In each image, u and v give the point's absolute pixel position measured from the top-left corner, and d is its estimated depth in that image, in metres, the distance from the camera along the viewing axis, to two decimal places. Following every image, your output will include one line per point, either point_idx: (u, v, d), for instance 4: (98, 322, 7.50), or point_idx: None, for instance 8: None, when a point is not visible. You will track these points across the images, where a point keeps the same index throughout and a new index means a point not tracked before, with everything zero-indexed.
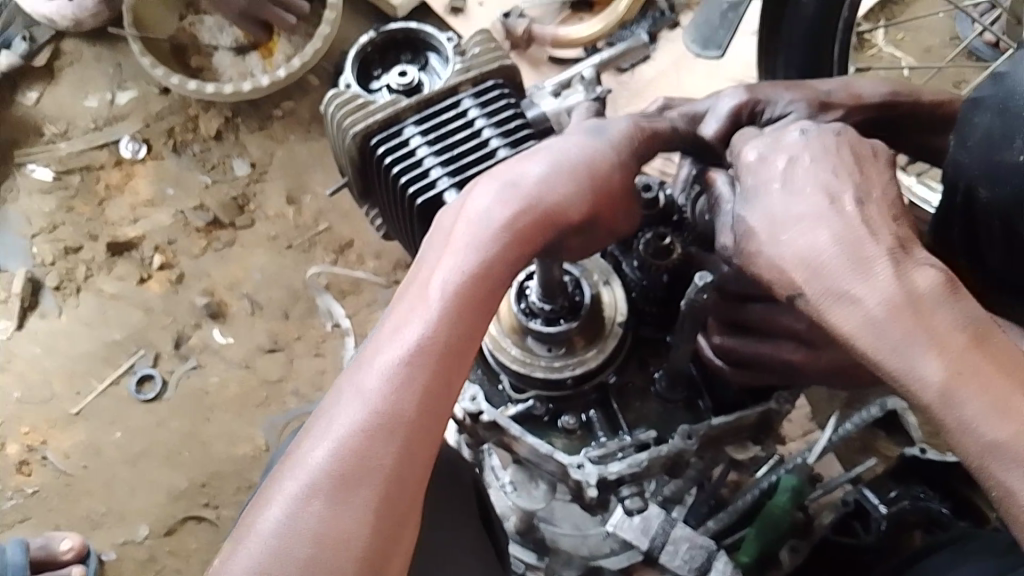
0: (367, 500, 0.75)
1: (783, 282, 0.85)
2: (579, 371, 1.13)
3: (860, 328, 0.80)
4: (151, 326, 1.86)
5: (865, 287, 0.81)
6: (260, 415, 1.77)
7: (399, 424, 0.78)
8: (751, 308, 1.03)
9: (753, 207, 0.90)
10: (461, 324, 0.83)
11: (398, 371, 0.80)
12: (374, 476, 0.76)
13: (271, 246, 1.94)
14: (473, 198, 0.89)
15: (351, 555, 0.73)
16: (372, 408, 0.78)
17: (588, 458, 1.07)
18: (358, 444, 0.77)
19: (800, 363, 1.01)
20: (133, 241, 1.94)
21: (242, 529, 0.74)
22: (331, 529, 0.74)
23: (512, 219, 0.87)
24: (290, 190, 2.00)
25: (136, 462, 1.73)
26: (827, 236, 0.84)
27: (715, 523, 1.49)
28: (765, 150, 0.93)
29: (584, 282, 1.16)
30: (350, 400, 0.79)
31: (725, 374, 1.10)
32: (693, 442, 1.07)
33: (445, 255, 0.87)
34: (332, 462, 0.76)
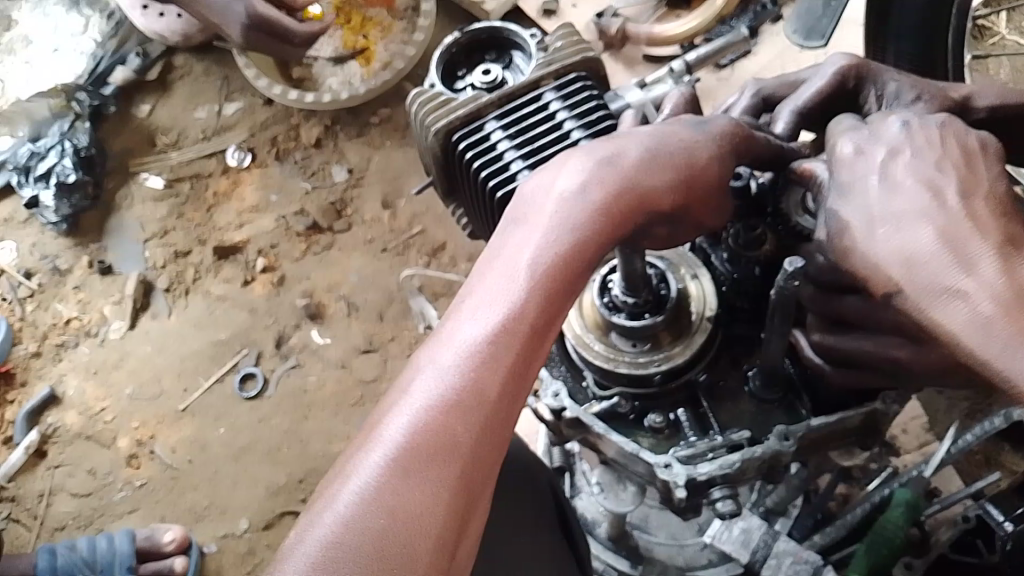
0: (447, 479, 0.73)
1: (878, 279, 0.80)
2: (666, 367, 1.07)
3: (964, 327, 0.74)
4: (255, 327, 1.92)
5: (969, 284, 0.75)
6: (356, 414, 1.80)
7: (479, 405, 0.76)
8: (847, 301, 0.94)
9: (847, 201, 0.84)
10: (545, 306, 0.81)
11: (480, 345, 0.79)
12: (456, 455, 0.74)
13: (368, 249, 1.97)
14: (561, 177, 0.86)
15: (426, 532, 0.71)
16: (453, 382, 0.77)
17: (676, 458, 1.02)
18: (439, 423, 0.75)
19: (907, 363, 0.91)
20: (238, 245, 2.02)
21: (319, 499, 0.73)
22: (410, 505, 0.72)
23: (605, 201, 0.84)
24: (386, 195, 2.03)
25: (238, 458, 1.79)
26: (928, 231, 0.78)
27: (821, 539, 1.42)
28: (861, 139, 0.86)
29: (670, 275, 1.10)
30: (430, 373, 0.78)
31: (826, 373, 1.03)
32: (791, 443, 1.01)
33: (531, 233, 0.84)
34: (411, 435, 0.75)
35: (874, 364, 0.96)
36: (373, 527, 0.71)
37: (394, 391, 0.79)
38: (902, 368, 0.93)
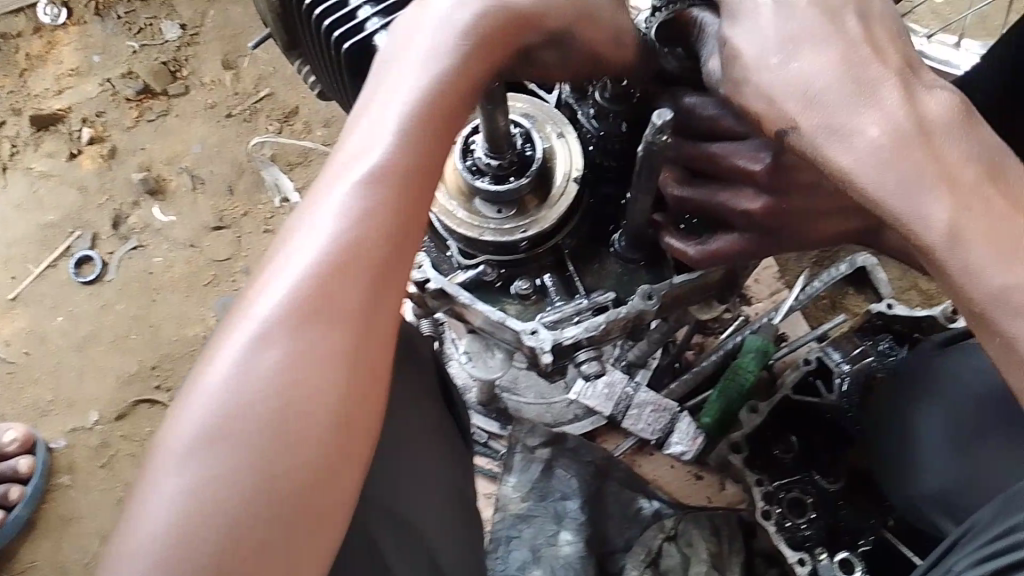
0: (336, 342, 0.65)
1: (772, 116, 0.73)
2: (532, 234, 1.03)
3: (860, 161, 0.69)
4: (87, 206, 1.75)
5: (869, 115, 0.69)
6: (211, 294, 1.69)
7: (365, 261, 0.68)
8: (707, 147, 0.92)
9: (740, 25, 0.76)
10: (425, 149, 0.74)
11: (360, 196, 0.70)
12: (345, 323, 0.66)
13: (209, 115, 1.80)
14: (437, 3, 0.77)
15: (323, 402, 0.63)
16: (334, 238, 0.68)
17: (543, 324, 1.01)
18: (321, 288, 0.66)
19: (761, 214, 0.89)
20: (60, 114, 1.81)
21: (188, 393, 0.64)
22: (299, 380, 0.64)
23: (479, 25, 0.76)
24: (226, 54, 1.85)
25: (82, 348, 1.66)
26: (824, 57, 0.72)
27: (678, 387, 1.53)
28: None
29: (535, 135, 1.04)
30: (305, 235, 0.69)
31: (685, 254, 0.99)
32: (654, 302, 1.01)
33: (404, 74, 0.75)
34: (290, 303, 0.66)
35: (736, 222, 0.93)
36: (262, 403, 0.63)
37: (267, 258, 0.69)
38: (762, 221, 0.90)
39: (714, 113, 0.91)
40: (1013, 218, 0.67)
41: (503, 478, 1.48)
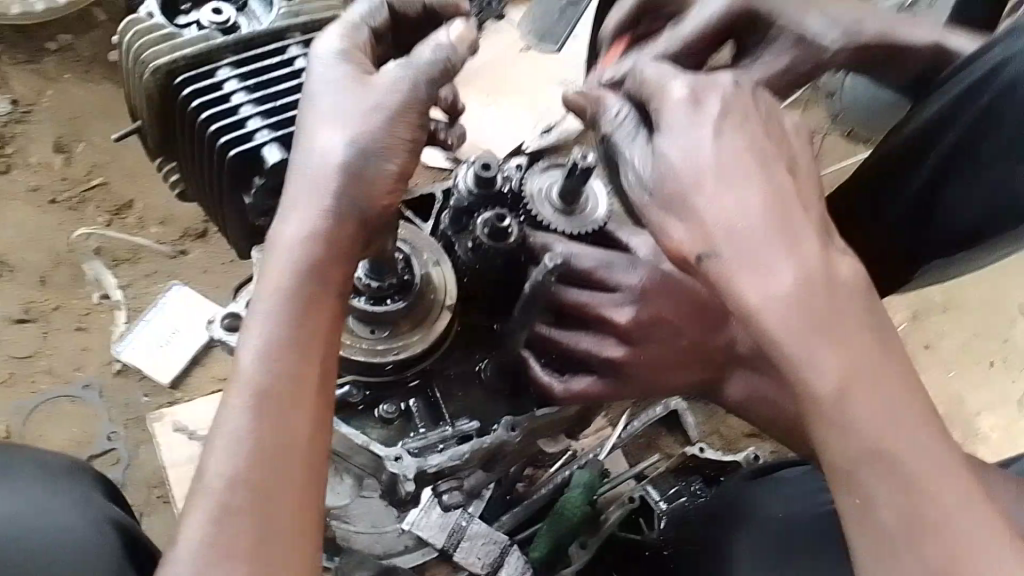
0: (249, 563, 0.65)
1: (697, 241, 0.75)
2: (403, 357, 1.03)
3: (768, 303, 0.72)
4: None
5: (788, 261, 0.73)
6: (6, 394, 1.53)
7: (253, 491, 0.67)
8: (572, 294, 1.01)
9: (680, 146, 0.78)
10: (295, 360, 0.71)
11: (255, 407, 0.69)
12: (259, 541, 0.65)
13: (32, 199, 1.69)
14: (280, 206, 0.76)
15: None
16: (235, 460, 0.67)
17: (407, 450, 1.01)
18: (229, 518, 0.66)
19: (622, 361, 1.00)
20: None
21: None
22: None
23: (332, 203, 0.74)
24: (60, 137, 1.75)
25: None
26: (751, 198, 0.75)
27: (508, 518, 1.55)
28: (698, 86, 0.81)
29: (414, 261, 1.06)
30: (212, 461, 0.68)
31: (551, 389, 1.02)
32: (516, 434, 1.04)
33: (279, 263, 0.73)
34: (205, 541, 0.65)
35: (597, 365, 1.02)
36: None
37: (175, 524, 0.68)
38: (619, 367, 1.00)
39: (594, 264, 1.01)
40: (889, 387, 0.72)
41: None
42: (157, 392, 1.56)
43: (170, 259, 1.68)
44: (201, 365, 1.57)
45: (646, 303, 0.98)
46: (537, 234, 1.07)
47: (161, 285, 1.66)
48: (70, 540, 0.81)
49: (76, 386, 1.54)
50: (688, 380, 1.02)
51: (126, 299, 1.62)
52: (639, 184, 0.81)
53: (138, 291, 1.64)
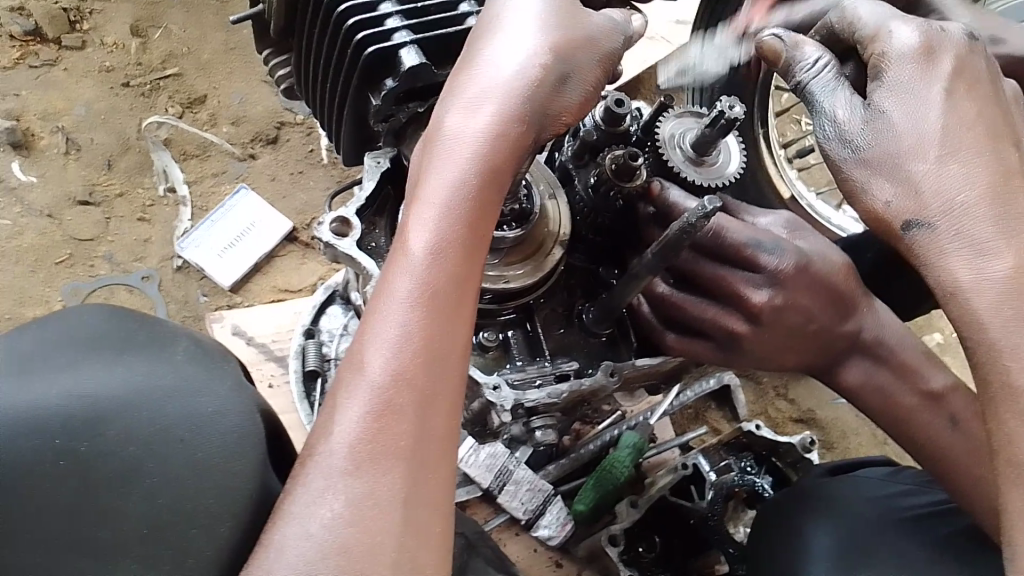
0: (399, 448, 0.69)
1: (904, 207, 0.81)
2: (511, 287, 0.99)
3: (978, 285, 0.79)
4: None
5: (1003, 248, 0.78)
6: (63, 275, 1.46)
7: (414, 381, 0.71)
8: (707, 265, 0.99)
9: (906, 105, 0.81)
10: (454, 261, 0.75)
11: (414, 300, 0.73)
12: (408, 428, 0.70)
13: (103, 79, 1.60)
14: (450, 119, 0.79)
15: (394, 509, 0.67)
16: (393, 349, 0.71)
17: (506, 381, 0.97)
18: (383, 401, 0.70)
19: (745, 336, 0.98)
20: None
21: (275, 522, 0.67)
22: (364, 505, 0.67)
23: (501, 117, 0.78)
24: (137, 20, 1.66)
25: None
26: (962, 170, 0.80)
27: (555, 469, 1.54)
28: (928, 36, 0.82)
29: (532, 188, 1.01)
30: (371, 345, 0.72)
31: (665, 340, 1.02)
32: (616, 380, 1.00)
33: (448, 167, 0.77)
34: (362, 423, 0.69)
35: (713, 334, 1.00)
36: (348, 539, 0.66)
37: (328, 405, 0.72)
38: (735, 341, 0.99)
39: (744, 240, 0.97)
40: None
41: None
42: (216, 293, 1.51)
43: (239, 161, 1.60)
44: (264, 274, 1.53)
45: (785, 289, 0.97)
46: (669, 191, 1.00)
47: (228, 187, 1.59)
48: (216, 414, 0.70)
49: (135, 277, 1.49)
50: (796, 361, 1.04)
51: (193, 196, 1.56)
52: (846, 134, 0.83)
53: (205, 189, 1.57)
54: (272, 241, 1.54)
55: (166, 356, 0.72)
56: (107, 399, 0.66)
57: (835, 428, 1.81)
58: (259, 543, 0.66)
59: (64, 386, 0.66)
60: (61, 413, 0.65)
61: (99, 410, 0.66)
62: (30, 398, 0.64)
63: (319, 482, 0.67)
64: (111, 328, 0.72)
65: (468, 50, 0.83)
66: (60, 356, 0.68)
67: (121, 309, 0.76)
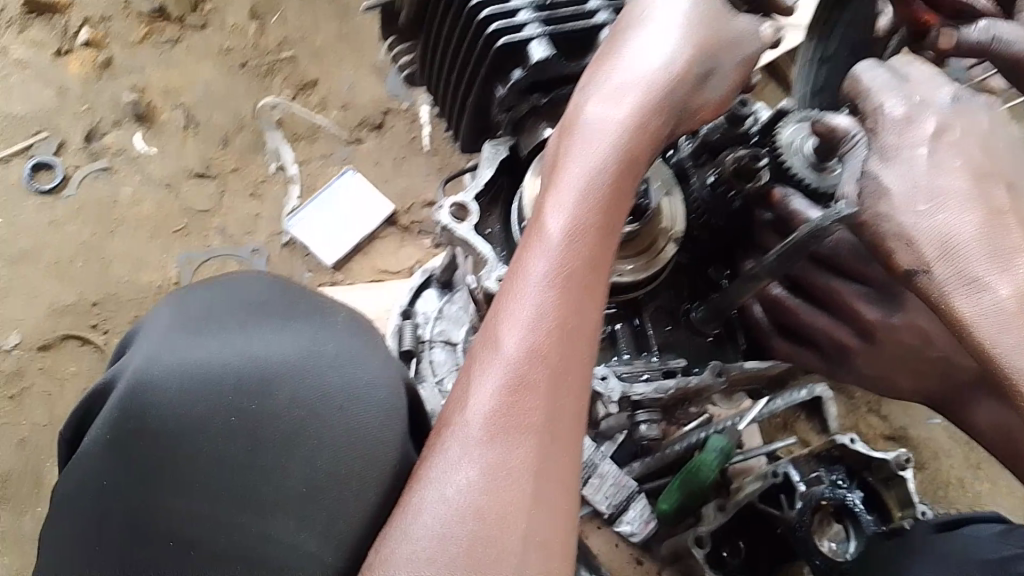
0: (530, 426, 0.70)
1: (908, 256, 0.83)
2: (624, 281, 1.00)
3: (987, 313, 0.79)
4: (61, 111, 1.56)
5: (1002, 276, 0.80)
6: (176, 245, 1.52)
7: (547, 359, 0.72)
8: (825, 278, 0.99)
9: (891, 167, 0.85)
10: (589, 247, 0.76)
11: (550, 283, 0.74)
12: (540, 409, 0.71)
13: (222, 59, 1.65)
14: (591, 102, 0.79)
15: (523, 487, 0.68)
16: (529, 328, 0.73)
17: (614, 372, 0.98)
18: (517, 380, 0.71)
19: (853, 351, 0.99)
20: (60, 6, 1.62)
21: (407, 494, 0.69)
22: (497, 479, 0.68)
23: (646, 106, 0.79)
24: (256, 3, 1.71)
25: (18, 265, 1.47)
26: (966, 215, 0.82)
27: (639, 466, 1.54)
28: (912, 106, 0.87)
29: (651, 184, 1.01)
30: (506, 324, 0.73)
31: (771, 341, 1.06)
32: (722, 380, 1.00)
33: (588, 151, 0.78)
34: (496, 399, 0.70)
35: (824, 345, 1.02)
36: (484, 512, 0.67)
37: (462, 377, 0.74)
38: (844, 352, 1.00)
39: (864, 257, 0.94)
40: None
41: None
42: (318, 271, 1.55)
43: (345, 145, 1.64)
44: (365, 256, 1.57)
45: (904, 310, 0.94)
46: (790, 197, 0.97)
47: (335, 169, 1.63)
48: (367, 387, 0.73)
49: (243, 250, 1.54)
50: (913, 387, 1.00)
51: (301, 176, 1.60)
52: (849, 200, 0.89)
53: (312, 170, 1.62)
54: (373, 223, 1.57)
55: (324, 324, 0.76)
56: (268, 365, 0.71)
57: (926, 447, 1.76)
58: (395, 509, 0.68)
59: (233, 347, 0.70)
60: (228, 375, 0.69)
61: (263, 373, 0.70)
62: (201, 357, 0.69)
63: (455, 452, 0.69)
64: (272, 293, 0.77)
65: (613, 38, 0.83)
66: (229, 318, 0.72)
67: (283, 280, 0.81)
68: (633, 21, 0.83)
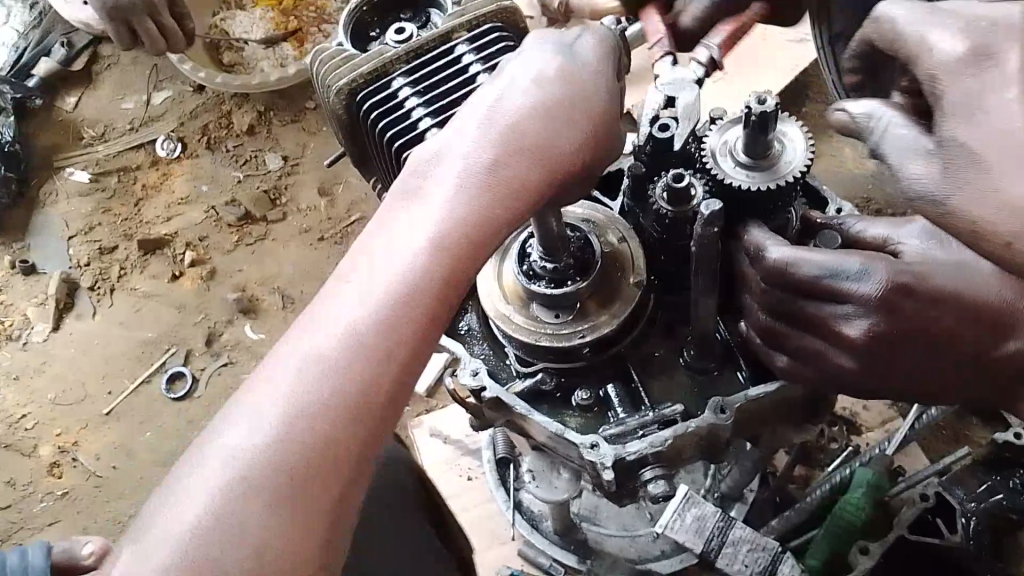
0: (316, 487, 0.69)
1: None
2: (592, 339, 0.97)
3: None
4: (184, 324, 1.80)
5: None
6: None
7: (350, 418, 0.71)
8: (808, 308, 0.86)
9: (975, 125, 0.73)
10: (417, 300, 0.75)
11: (372, 336, 0.73)
12: (326, 466, 0.70)
13: (304, 239, 1.86)
14: (442, 153, 0.81)
15: (287, 543, 0.67)
16: (340, 382, 0.71)
17: (604, 437, 0.92)
18: (315, 433, 0.70)
19: (856, 373, 0.87)
20: (165, 238, 1.88)
21: (160, 524, 0.67)
22: (252, 499, 0.67)
23: (494, 167, 0.80)
24: (323, 182, 1.92)
25: (167, 462, 1.67)
26: None
27: (778, 523, 1.39)
28: (977, 45, 0.75)
29: (593, 239, 1.00)
30: (310, 367, 0.72)
31: (776, 367, 0.92)
32: (727, 416, 0.91)
33: (427, 208, 0.79)
34: (282, 448, 0.69)
35: (821, 369, 0.89)
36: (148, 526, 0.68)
37: (259, 372, 0.73)
38: (846, 378, 0.88)
39: (822, 274, 0.84)
40: None
41: None
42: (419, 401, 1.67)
43: None
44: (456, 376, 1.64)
45: (893, 318, 0.83)
46: (751, 232, 0.89)
47: None
48: None
49: None
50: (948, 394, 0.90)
51: None
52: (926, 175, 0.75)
53: None
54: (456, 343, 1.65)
55: None
56: None
57: None
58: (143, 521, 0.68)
59: None
60: None
61: None
62: None
63: (219, 449, 0.69)
64: None
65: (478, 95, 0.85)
66: None
67: None
68: (504, 83, 0.84)
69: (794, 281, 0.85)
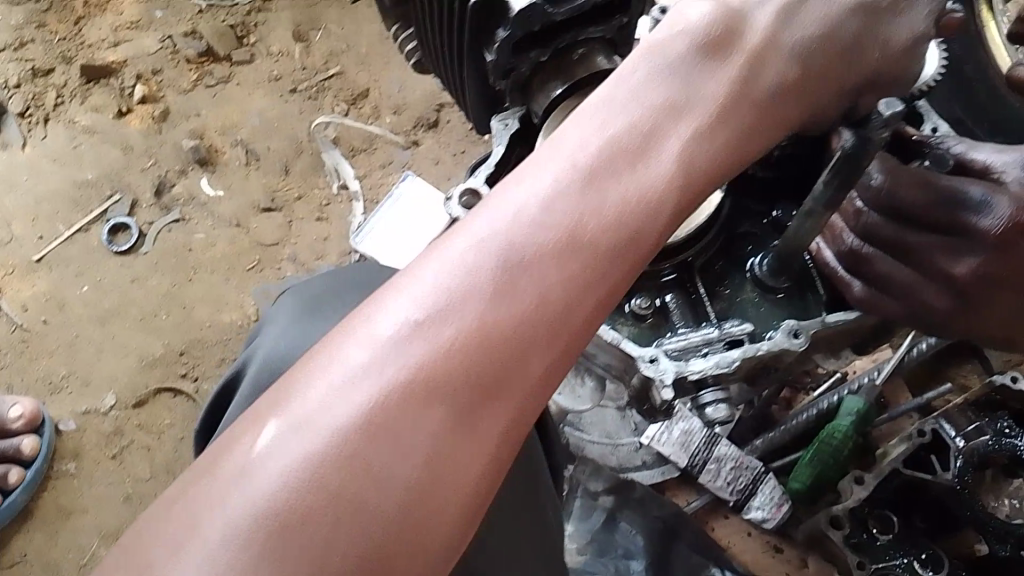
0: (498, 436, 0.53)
1: None
2: None
3: None
4: (129, 168, 1.59)
5: None
6: (253, 280, 1.52)
7: (553, 359, 0.55)
8: (909, 236, 0.79)
9: None
10: (648, 221, 0.58)
11: (596, 253, 0.56)
12: (518, 410, 0.54)
13: (273, 88, 1.65)
14: (727, 25, 0.62)
15: (455, 503, 0.52)
16: (549, 302, 0.55)
17: (664, 352, 0.84)
18: (512, 368, 0.54)
19: (942, 314, 0.81)
20: (112, 67, 1.66)
21: (298, 425, 0.50)
22: (385, 448, 0.51)
23: (775, 83, 0.63)
24: (298, 25, 1.70)
25: (105, 322, 1.50)
26: None
27: (762, 444, 1.37)
28: None
29: None
30: (517, 268, 0.54)
31: (847, 292, 0.85)
32: (801, 341, 0.84)
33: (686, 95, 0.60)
34: (469, 377, 0.53)
35: (908, 304, 0.82)
36: (243, 457, 0.50)
37: (442, 249, 0.55)
38: (932, 317, 0.82)
39: (929, 202, 0.76)
40: None
41: (559, 525, 1.33)
42: None
43: (404, 149, 1.60)
44: None
45: (1006, 262, 0.75)
46: None
47: (396, 176, 1.58)
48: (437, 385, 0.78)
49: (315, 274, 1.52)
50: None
51: (363, 190, 1.57)
52: None
53: (373, 183, 1.58)
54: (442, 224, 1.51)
55: None
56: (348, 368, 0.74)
57: None
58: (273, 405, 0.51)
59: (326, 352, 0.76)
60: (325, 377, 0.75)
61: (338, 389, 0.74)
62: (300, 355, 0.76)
63: (343, 371, 0.52)
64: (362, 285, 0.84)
65: None
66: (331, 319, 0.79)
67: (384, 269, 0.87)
68: None
69: (897, 203, 0.77)
